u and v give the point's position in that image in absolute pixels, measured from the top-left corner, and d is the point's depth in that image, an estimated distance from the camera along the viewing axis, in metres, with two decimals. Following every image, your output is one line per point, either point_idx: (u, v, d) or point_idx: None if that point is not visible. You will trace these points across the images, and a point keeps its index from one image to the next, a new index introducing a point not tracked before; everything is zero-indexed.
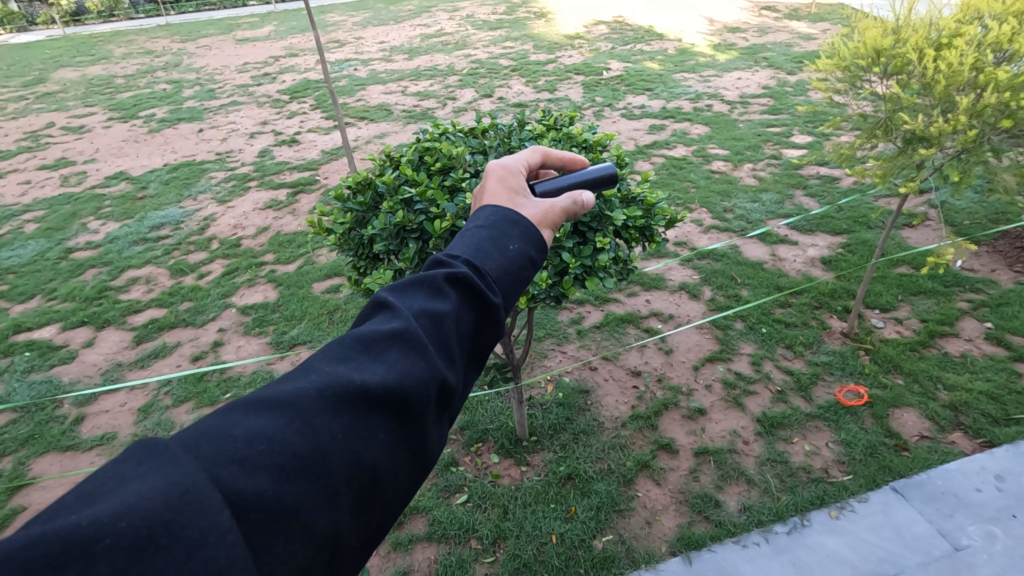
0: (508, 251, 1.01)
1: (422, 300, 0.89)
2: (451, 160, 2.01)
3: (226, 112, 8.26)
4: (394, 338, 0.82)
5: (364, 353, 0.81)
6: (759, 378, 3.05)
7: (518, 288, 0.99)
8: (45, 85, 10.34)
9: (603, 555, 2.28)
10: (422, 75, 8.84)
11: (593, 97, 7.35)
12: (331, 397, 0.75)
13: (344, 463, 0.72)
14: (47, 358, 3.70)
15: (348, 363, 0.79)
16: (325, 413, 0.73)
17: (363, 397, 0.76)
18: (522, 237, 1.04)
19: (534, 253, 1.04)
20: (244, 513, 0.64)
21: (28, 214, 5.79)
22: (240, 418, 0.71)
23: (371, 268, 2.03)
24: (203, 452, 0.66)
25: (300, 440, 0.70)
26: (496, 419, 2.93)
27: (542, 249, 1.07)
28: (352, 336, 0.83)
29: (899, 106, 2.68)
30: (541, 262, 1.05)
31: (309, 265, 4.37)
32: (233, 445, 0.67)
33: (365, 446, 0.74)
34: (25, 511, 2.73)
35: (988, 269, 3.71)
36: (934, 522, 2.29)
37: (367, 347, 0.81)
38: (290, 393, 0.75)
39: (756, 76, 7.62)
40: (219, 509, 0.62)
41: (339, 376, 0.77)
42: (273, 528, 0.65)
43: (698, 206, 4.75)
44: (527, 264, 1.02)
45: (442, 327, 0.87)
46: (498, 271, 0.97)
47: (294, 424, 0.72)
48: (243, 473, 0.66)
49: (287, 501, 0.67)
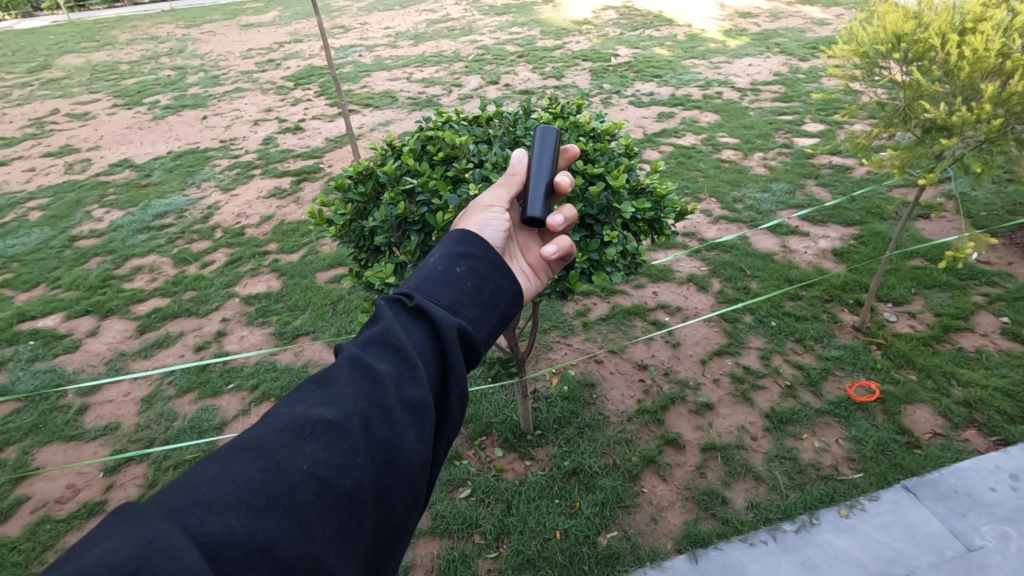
0: (432, 263, 1.07)
1: (368, 333, 0.96)
2: (454, 150, 1.94)
3: (230, 98, 8.20)
4: (345, 371, 0.89)
5: (320, 391, 0.88)
6: (767, 373, 3.00)
7: (452, 289, 1.03)
8: (49, 72, 10.28)
9: (607, 551, 2.25)
10: (427, 62, 8.73)
11: (601, 84, 7.23)
12: (291, 433, 0.81)
13: (311, 490, 0.77)
14: (51, 347, 3.69)
15: (305, 402, 0.86)
16: (284, 446, 0.79)
17: (320, 426, 0.82)
18: (440, 247, 1.11)
19: (460, 250, 1.09)
20: (215, 554, 0.69)
21: (33, 202, 5.78)
22: (206, 464, 0.77)
23: (373, 260, 1.97)
24: (170, 503, 0.72)
25: (266, 476, 0.76)
26: (501, 412, 2.91)
27: (469, 240, 1.12)
28: (309, 379, 0.90)
29: (919, 94, 2.59)
30: (472, 252, 1.09)
31: (313, 255, 4.34)
32: (199, 490, 0.74)
33: (335, 472, 0.79)
34: (29, 501, 2.73)
35: (1005, 263, 3.63)
36: (947, 522, 2.24)
37: (322, 385, 0.89)
38: (251, 437, 0.81)
39: (767, 63, 7.47)
40: (186, 553, 0.67)
41: (296, 413, 0.84)
42: (248, 563, 0.70)
43: (707, 196, 4.67)
44: (456, 262, 1.07)
45: (392, 347, 0.92)
46: (427, 281, 1.03)
47: (256, 462, 0.78)
48: (210, 514, 0.72)
49: (258, 536, 0.71)
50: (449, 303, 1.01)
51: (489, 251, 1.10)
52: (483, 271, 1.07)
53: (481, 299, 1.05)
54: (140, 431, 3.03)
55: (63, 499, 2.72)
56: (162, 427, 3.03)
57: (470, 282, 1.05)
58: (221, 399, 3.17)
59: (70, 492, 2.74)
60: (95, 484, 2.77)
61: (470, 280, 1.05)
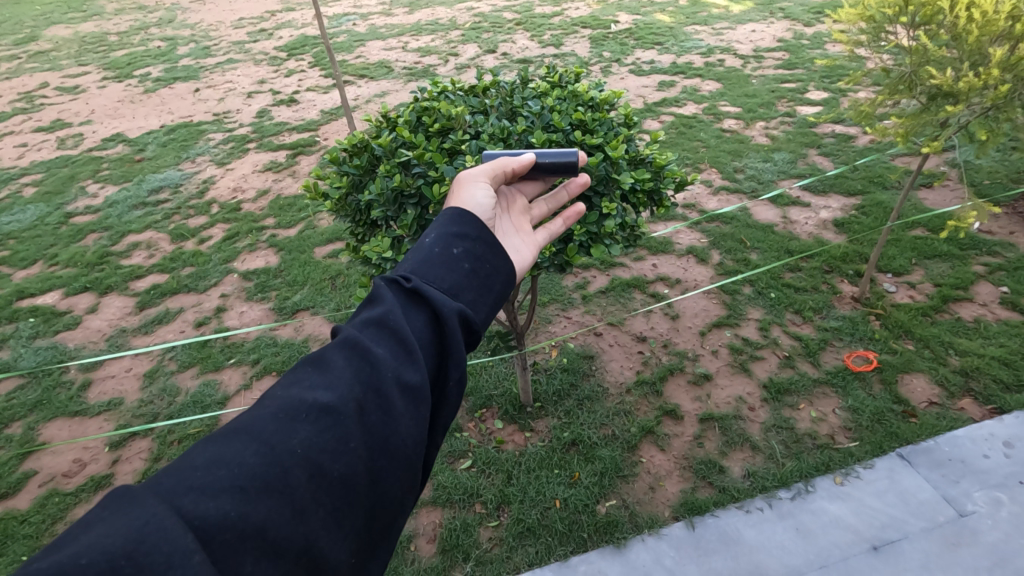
0: (430, 243, 1.07)
1: (366, 313, 0.96)
2: (450, 120, 1.86)
3: (222, 70, 8.04)
4: (340, 355, 0.89)
5: (316, 373, 0.88)
6: (766, 344, 3.01)
7: (454, 273, 1.03)
8: (36, 43, 10.06)
9: (606, 519, 2.29)
10: (422, 30, 8.52)
11: (600, 52, 7.09)
12: (286, 416, 0.81)
13: (305, 474, 0.77)
14: (51, 324, 3.70)
15: (301, 385, 0.86)
16: (279, 430, 0.79)
17: (315, 410, 0.82)
18: (443, 226, 1.09)
19: (460, 231, 1.08)
20: (208, 536, 0.69)
21: (26, 179, 5.71)
22: (201, 450, 0.77)
23: (370, 235, 1.91)
24: (163, 487, 0.72)
25: (260, 459, 0.77)
26: (501, 385, 2.92)
27: (464, 220, 1.11)
28: (305, 361, 0.90)
29: (926, 60, 2.53)
30: (472, 234, 1.08)
31: (310, 230, 4.33)
32: (193, 475, 0.74)
33: (329, 457, 0.79)
34: (37, 475, 2.76)
35: (1007, 232, 3.61)
36: (940, 488, 2.28)
37: (318, 367, 0.88)
38: (247, 421, 0.81)
39: (771, 29, 7.30)
40: (181, 533, 0.67)
41: (291, 396, 0.84)
42: (239, 547, 0.70)
43: (707, 166, 4.63)
44: (453, 244, 1.07)
45: (388, 329, 0.92)
46: (426, 265, 1.03)
47: (251, 446, 0.78)
48: (204, 499, 0.72)
49: (251, 519, 0.72)
50: (450, 288, 1.01)
51: (485, 232, 1.10)
52: (481, 252, 1.07)
53: (478, 283, 1.05)
54: (143, 406, 3.05)
55: (70, 473, 2.75)
56: (165, 402, 3.05)
57: (468, 265, 1.05)
58: (222, 373, 3.19)
59: (76, 466, 2.77)
60: (101, 458, 2.80)
61: (467, 262, 1.05)
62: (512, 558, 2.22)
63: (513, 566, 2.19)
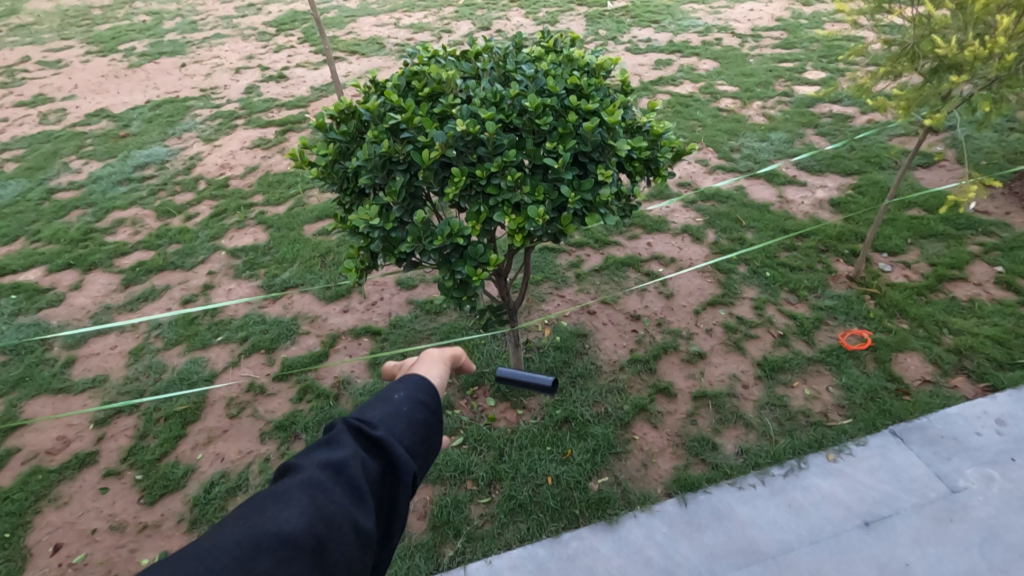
0: (393, 399, 1.11)
1: (325, 452, 0.96)
2: (441, 85, 1.80)
3: (210, 45, 7.84)
4: (301, 490, 0.89)
5: (275, 504, 0.87)
6: (761, 322, 2.99)
7: (411, 429, 1.07)
8: (17, 17, 9.78)
9: (599, 496, 2.27)
10: (415, 6, 8.34)
11: (596, 29, 6.96)
12: (247, 550, 0.80)
13: None
14: (34, 301, 3.62)
15: (261, 515, 0.85)
16: (240, 562, 0.78)
17: (277, 546, 0.81)
18: (405, 385, 1.14)
19: (422, 396, 1.13)
20: None
21: (7, 154, 5.57)
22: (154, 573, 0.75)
23: (358, 204, 1.85)
24: None
25: None
26: (493, 362, 2.89)
27: (426, 385, 1.16)
28: (262, 492, 0.89)
29: (929, 30, 2.47)
30: (431, 400, 1.14)
31: (299, 207, 4.25)
32: None
33: None
34: (20, 452, 2.71)
35: (1003, 213, 3.59)
36: (932, 465, 2.28)
37: (277, 499, 0.87)
38: (205, 548, 0.79)
39: (769, 8, 7.19)
40: None
41: (253, 527, 0.83)
42: None
43: (704, 146, 4.57)
44: (413, 406, 1.11)
45: (347, 474, 0.93)
46: (388, 418, 1.06)
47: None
48: None
49: None
50: (406, 445, 1.05)
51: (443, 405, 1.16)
52: (434, 421, 1.11)
53: (428, 443, 1.09)
54: (129, 383, 3.00)
55: (54, 450, 2.70)
56: (151, 379, 3.00)
57: (423, 427, 1.09)
58: (210, 351, 3.14)
59: (61, 443, 2.72)
60: (86, 435, 2.75)
61: (425, 423, 1.09)
62: (504, 535, 2.20)
63: (505, 542, 2.17)
